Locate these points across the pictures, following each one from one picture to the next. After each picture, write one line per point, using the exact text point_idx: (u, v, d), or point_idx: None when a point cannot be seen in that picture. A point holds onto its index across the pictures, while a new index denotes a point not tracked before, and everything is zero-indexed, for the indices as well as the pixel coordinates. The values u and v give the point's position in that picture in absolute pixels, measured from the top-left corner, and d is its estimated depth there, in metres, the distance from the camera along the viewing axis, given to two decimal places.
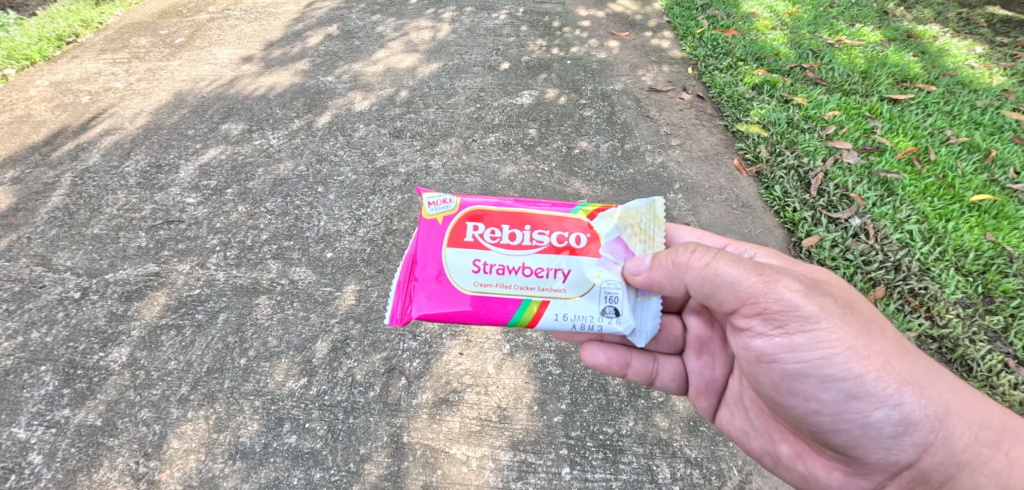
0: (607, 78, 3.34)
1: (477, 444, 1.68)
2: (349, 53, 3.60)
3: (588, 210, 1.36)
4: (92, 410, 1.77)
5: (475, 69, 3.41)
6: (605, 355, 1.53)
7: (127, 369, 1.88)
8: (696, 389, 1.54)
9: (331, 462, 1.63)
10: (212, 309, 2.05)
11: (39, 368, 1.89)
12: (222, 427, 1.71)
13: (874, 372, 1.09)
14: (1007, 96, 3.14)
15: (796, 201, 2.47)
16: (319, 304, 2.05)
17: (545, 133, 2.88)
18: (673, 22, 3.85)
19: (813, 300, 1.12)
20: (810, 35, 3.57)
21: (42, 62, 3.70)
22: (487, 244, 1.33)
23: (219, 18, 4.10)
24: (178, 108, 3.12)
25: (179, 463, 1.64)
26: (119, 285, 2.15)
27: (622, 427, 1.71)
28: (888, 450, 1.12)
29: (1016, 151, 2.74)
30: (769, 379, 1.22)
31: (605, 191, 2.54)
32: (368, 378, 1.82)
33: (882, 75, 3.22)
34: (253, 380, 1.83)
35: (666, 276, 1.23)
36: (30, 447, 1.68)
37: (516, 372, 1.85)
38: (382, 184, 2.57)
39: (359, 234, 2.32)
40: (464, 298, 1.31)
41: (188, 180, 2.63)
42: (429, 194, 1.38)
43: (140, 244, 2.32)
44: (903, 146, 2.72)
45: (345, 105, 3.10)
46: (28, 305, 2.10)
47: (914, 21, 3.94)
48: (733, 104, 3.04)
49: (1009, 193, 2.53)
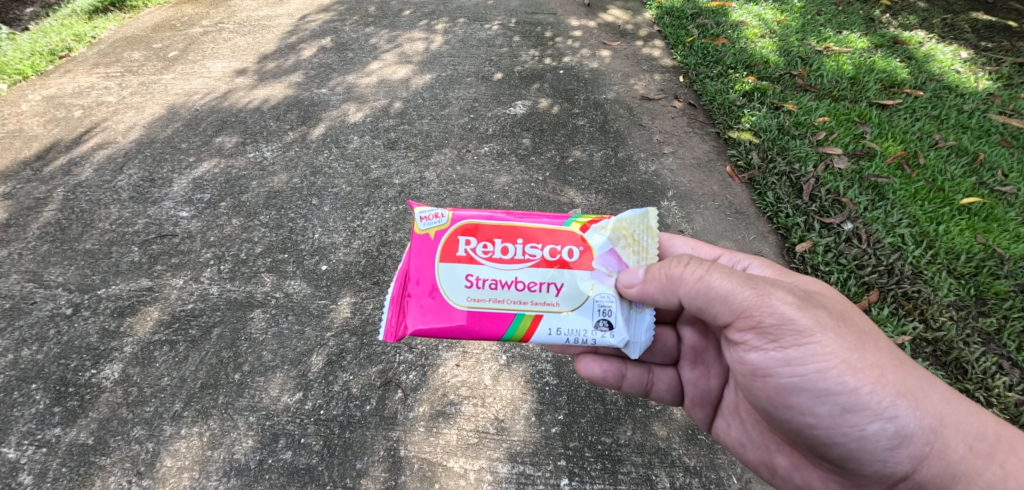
0: (599, 87, 3.37)
1: (475, 456, 1.66)
2: (343, 65, 3.61)
3: (581, 222, 1.36)
4: (83, 428, 1.75)
5: (469, 80, 3.44)
6: (601, 367, 1.53)
7: (119, 385, 1.86)
8: (692, 400, 1.54)
9: (328, 478, 1.61)
10: (206, 324, 2.03)
11: (29, 386, 1.87)
12: (216, 444, 1.69)
13: (869, 385, 1.09)
14: (993, 100, 3.19)
15: (788, 207, 2.48)
16: (314, 317, 2.04)
17: (538, 142, 2.90)
18: (664, 31, 3.90)
19: (807, 313, 1.12)
20: (798, 42, 3.62)
21: (34, 76, 3.69)
22: (480, 258, 1.33)
23: (213, 31, 4.11)
24: (171, 122, 3.12)
25: (173, 482, 1.62)
26: (113, 300, 2.13)
27: (620, 437, 1.71)
28: (884, 462, 1.12)
29: (1004, 154, 2.78)
30: (764, 393, 1.22)
31: (599, 200, 2.55)
32: (364, 392, 1.81)
33: (870, 81, 3.27)
34: (248, 395, 1.81)
35: (659, 289, 1.24)
36: (19, 467, 1.66)
37: (513, 383, 1.85)
38: (377, 195, 2.57)
39: (354, 246, 2.31)
40: (458, 313, 1.31)
41: (182, 194, 2.62)
42: (421, 208, 1.37)
43: (133, 259, 2.30)
44: (893, 150, 2.75)
45: (339, 117, 3.11)
46: (18, 322, 2.08)
47: (900, 27, 4.00)
48: (724, 111, 3.07)
49: (998, 195, 2.56)
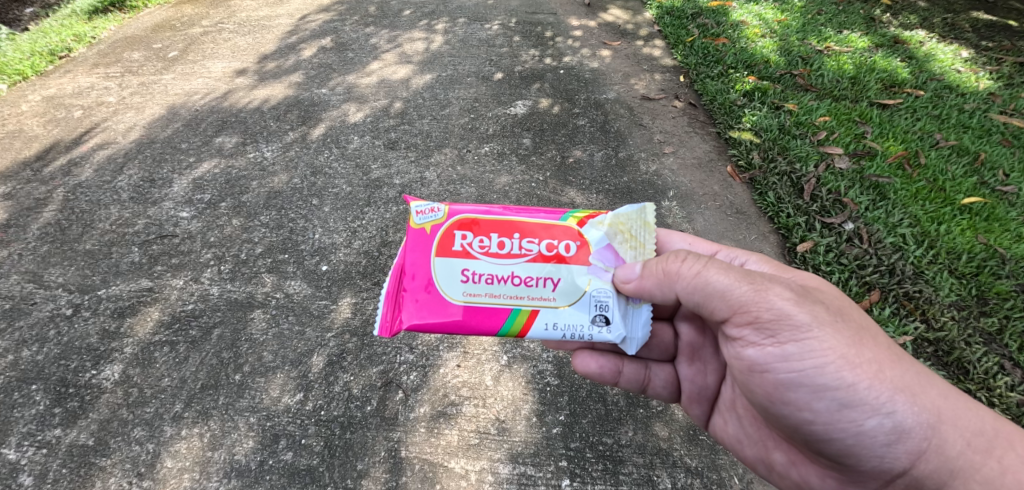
0: (599, 87, 3.37)
1: (476, 457, 1.66)
2: (342, 65, 3.61)
3: (578, 217, 1.35)
4: (83, 430, 1.74)
5: (469, 80, 3.43)
6: (597, 363, 1.53)
7: (119, 386, 1.85)
8: (689, 396, 1.54)
9: (329, 479, 1.60)
10: (207, 325, 2.03)
11: (29, 387, 1.86)
12: (217, 445, 1.69)
13: (867, 380, 1.09)
14: (994, 99, 3.19)
15: (789, 207, 2.48)
16: (315, 317, 2.03)
17: (538, 143, 2.89)
18: (664, 31, 3.89)
19: (804, 308, 1.12)
20: (799, 42, 3.61)
21: (34, 77, 3.69)
22: (476, 253, 1.32)
23: (213, 31, 4.11)
24: (171, 122, 3.12)
25: (174, 483, 1.61)
26: (113, 301, 2.13)
27: (622, 437, 1.71)
28: (882, 458, 1.12)
29: (1004, 154, 2.77)
30: (762, 389, 1.21)
31: (600, 199, 2.55)
32: (365, 392, 1.81)
33: (870, 81, 3.26)
34: (249, 396, 1.81)
35: (656, 284, 1.24)
36: (19, 468, 1.65)
37: (514, 383, 1.85)
38: (378, 195, 2.57)
39: (355, 247, 2.31)
40: (454, 308, 1.30)
41: (182, 194, 2.62)
42: (416, 203, 1.37)
43: (133, 259, 2.30)
44: (894, 150, 2.74)
45: (339, 117, 3.11)
46: (19, 323, 2.08)
47: (900, 27, 3.99)
48: (724, 111, 3.07)
49: (999, 195, 2.56)
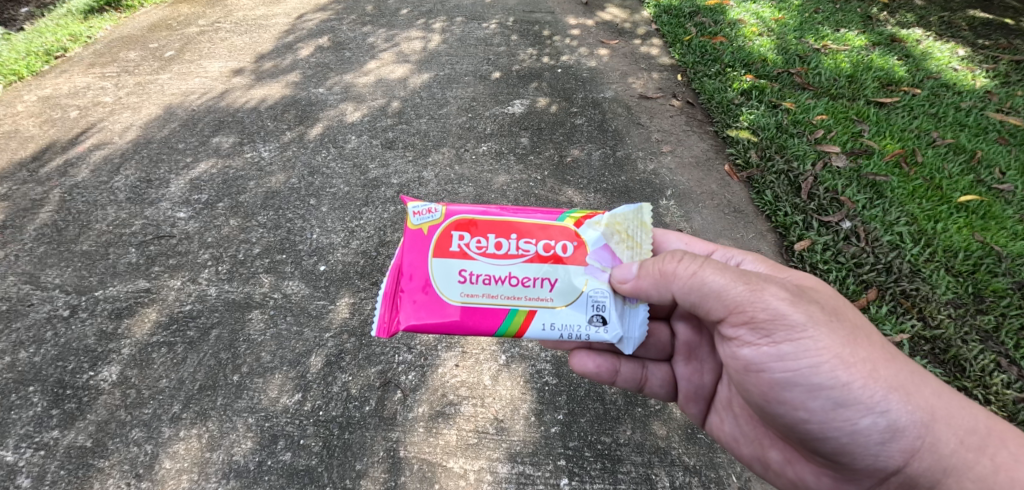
0: (597, 85, 3.37)
1: (475, 457, 1.66)
2: (340, 65, 3.60)
3: (575, 217, 1.35)
4: (82, 431, 1.74)
5: (466, 79, 3.43)
6: (594, 362, 1.53)
7: (117, 387, 1.85)
8: (685, 395, 1.54)
9: (327, 479, 1.61)
10: (204, 325, 2.03)
11: (27, 389, 1.86)
12: (216, 446, 1.69)
13: (861, 379, 1.09)
14: (991, 97, 3.20)
15: (787, 205, 2.48)
16: (313, 317, 2.03)
17: (536, 142, 2.89)
18: (662, 30, 3.89)
19: (800, 308, 1.12)
20: (796, 41, 3.62)
21: (30, 77, 3.67)
22: (473, 253, 1.32)
23: (209, 31, 4.09)
24: (168, 122, 3.10)
25: (172, 483, 1.61)
26: (110, 302, 2.13)
27: (619, 436, 1.71)
28: (876, 457, 1.12)
29: (1001, 152, 2.78)
30: (757, 388, 1.21)
31: (598, 199, 2.55)
32: (363, 392, 1.81)
33: (868, 79, 3.27)
34: (247, 396, 1.81)
35: (653, 284, 1.24)
36: (18, 470, 1.65)
37: (512, 382, 1.85)
38: (375, 195, 2.57)
39: (353, 247, 2.31)
40: (451, 309, 1.30)
41: (179, 194, 2.61)
42: (414, 203, 1.37)
43: (130, 260, 2.30)
44: (891, 148, 2.75)
45: (336, 117, 3.10)
46: (16, 324, 2.07)
47: (897, 25, 4.00)
48: (722, 110, 3.07)
49: (996, 193, 2.57)
